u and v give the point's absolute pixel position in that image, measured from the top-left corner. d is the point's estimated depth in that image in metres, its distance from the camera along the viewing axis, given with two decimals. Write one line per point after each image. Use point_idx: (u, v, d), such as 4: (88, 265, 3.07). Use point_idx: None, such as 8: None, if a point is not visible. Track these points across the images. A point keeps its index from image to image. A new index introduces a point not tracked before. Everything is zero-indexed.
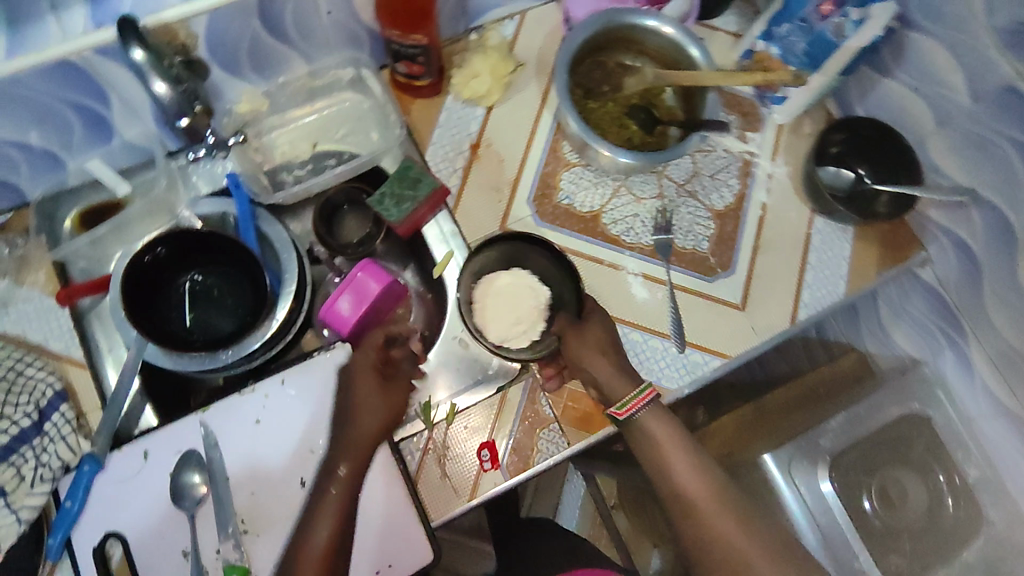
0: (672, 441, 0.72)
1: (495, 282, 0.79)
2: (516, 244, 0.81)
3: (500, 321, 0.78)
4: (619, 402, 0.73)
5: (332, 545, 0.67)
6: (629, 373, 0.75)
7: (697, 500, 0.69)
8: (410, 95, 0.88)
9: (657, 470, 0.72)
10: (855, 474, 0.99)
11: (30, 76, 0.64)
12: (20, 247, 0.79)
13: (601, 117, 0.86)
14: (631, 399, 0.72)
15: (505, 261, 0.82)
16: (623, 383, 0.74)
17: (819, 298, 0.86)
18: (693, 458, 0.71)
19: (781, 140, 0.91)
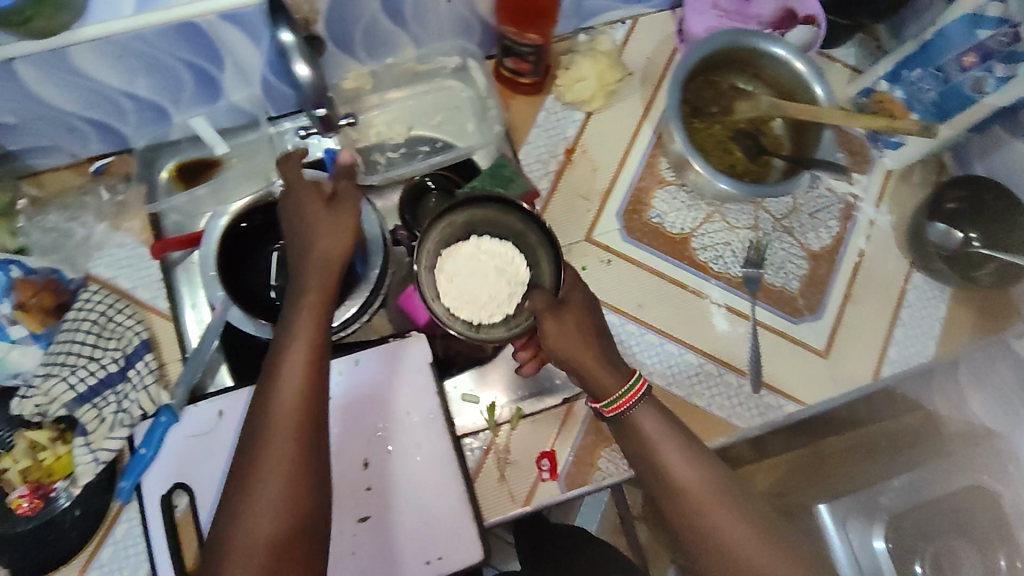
0: (667, 441, 0.63)
1: (457, 255, 0.71)
2: (473, 209, 0.73)
3: (475, 297, 0.70)
4: (607, 399, 0.64)
5: (305, 447, 0.56)
6: (614, 363, 0.66)
7: (703, 509, 0.60)
8: (510, 90, 0.85)
9: (654, 475, 0.63)
10: (910, 538, 0.90)
11: (154, 33, 0.62)
12: (121, 193, 0.79)
13: (705, 139, 0.83)
14: (616, 399, 0.64)
15: (466, 228, 0.73)
16: (611, 376, 0.65)
17: (907, 356, 0.83)
18: (695, 460, 0.62)
19: (888, 186, 0.87)
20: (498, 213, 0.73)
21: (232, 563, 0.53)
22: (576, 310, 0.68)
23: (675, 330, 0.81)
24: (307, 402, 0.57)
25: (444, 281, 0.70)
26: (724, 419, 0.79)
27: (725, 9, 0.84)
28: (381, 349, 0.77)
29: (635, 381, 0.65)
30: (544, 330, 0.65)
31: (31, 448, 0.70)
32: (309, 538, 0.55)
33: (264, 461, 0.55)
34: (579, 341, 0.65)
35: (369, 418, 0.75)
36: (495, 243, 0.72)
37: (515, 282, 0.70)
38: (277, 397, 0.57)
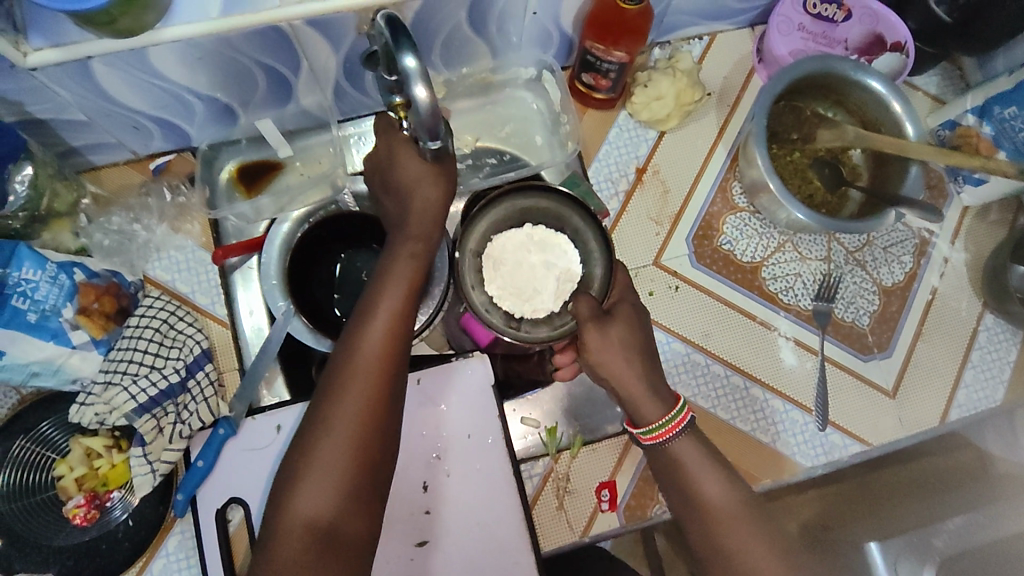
0: (694, 456, 0.61)
1: (509, 241, 0.74)
2: (537, 198, 0.75)
3: (519, 291, 0.73)
4: (645, 427, 0.62)
5: (382, 395, 0.56)
6: (658, 389, 0.62)
7: (724, 528, 0.58)
8: (586, 105, 0.84)
9: (677, 488, 0.61)
10: None
11: (238, 36, 0.60)
12: (183, 194, 0.77)
13: (784, 167, 0.81)
14: (656, 428, 0.61)
15: (521, 216, 0.76)
16: (654, 402, 0.62)
17: (975, 399, 0.81)
18: (723, 476, 0.60)
19: (964, 223, 0.85)
20: (557, 207, 0.75)
21: (299, 498, 0.52)
22: (622, 325, 0.64)
23: (742, 362, 0.80)
24: (389, 352, 0.57)
25: (490, 266, 0.73)
26: (788, 456, 0.78)
27: (811, 31, 0.80)
28: (444, 370, 0.75)
29: (677, 412, 0.62)
30: (585, 343, 0.63)
31: (86, 456, 0.69)
32: (375, 483, 0.55)
33: (341, 403, 0.54)
34: (621, 359, 0.62)
35: (429, 440, 0.73)
36: (550, 235, 0.74)
37: (562, 279, 0.73)
38: (362, 343, 0.56)
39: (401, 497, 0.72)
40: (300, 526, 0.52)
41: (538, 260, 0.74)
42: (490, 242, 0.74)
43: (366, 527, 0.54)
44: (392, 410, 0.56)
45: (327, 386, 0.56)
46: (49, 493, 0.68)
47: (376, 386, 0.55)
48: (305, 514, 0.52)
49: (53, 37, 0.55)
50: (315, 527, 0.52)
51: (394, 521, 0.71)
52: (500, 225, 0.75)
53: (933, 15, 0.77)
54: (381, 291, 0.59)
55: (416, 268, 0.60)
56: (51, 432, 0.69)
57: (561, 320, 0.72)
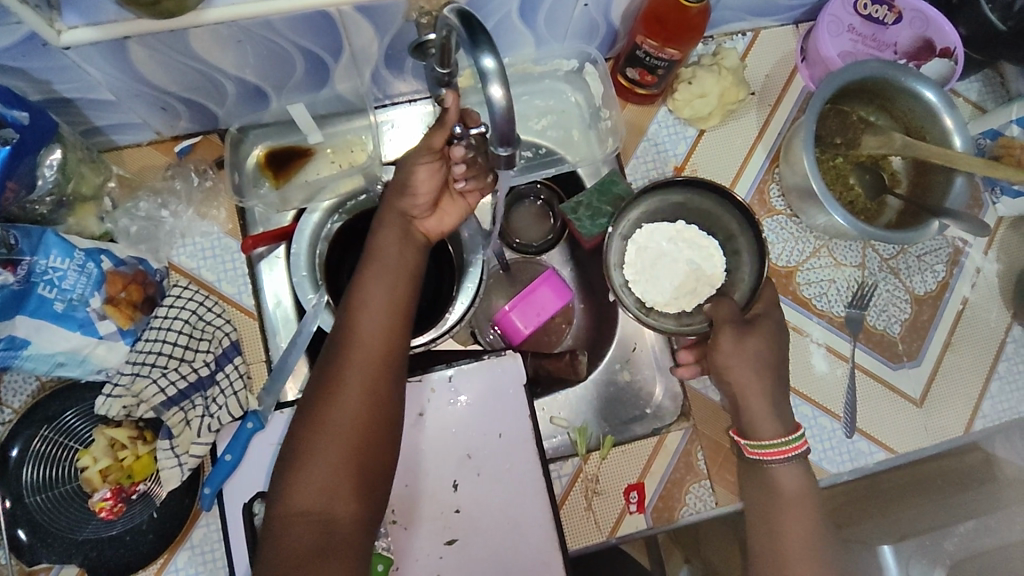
0: (785, 467, 0.67)
1: (657, 232, 0.74)
2: (697, 193, 0.73)
3: (655, 282, 0.73)
4: (757, 440, 0.67)
5: (374, 385, 0.56)
6: (782, 414, 0.67)
7: (786, 537, 0.64)
8: (627, 99, 0.82)
9: (761, 492, 0.67)
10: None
11: (282, 19, 0.57)
12: (210, 179, 0.74)
13: (825, 172, 0.80)
14: (768, 445, 0.66)
15: (673, 211, 0.75)
16: (773, 423, 0.67)
17: (1000, 411, 0.81)
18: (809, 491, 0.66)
19: (998, 234, 0.85)
20: (714, 207, 0.73)
21: (293, 486, 0.53)
22: (760, 342, 0.67)
23: None
24: (381, 344, 0.57)
25: (633, 252, 0.73)
26: (815, 462, 0.78)
27: (861, 32, 0.79)
28: (474, 368, 0.73)
29: (795, 439, 0.66)
30: (718, 344, 0.67)
31: (111, 447, 0.67)
32: (370, 471, 0.54)
33: (334, 395, 0.55)
34: (748, 374, 0.67)
35: (458, 437, 0.71)
36: (701, 235, 0.74)
37: (701, 281, 0.73)
38: (354, 337, 0.57)
39: (430, 495, 0.70)
40: (296, 513, 0.52)
41: (683, 257, 0.73)
42: (638, 229, 0.74)
43: (359, 515, 0.53)
44: (387, 399, 0.56)
45: (322, 378, 0.56)
46: (73, 484, 0.67)
47: (368, 376, 0.56)
48: (297, 504, 0.52)
49: (89, 15, 0.53)
50: (311, 515, 0.52)
51: (424, 518, 0.69)
52: (653, 213, 0.75)
53: (986, 21, 0.76)
54: (374, 285, 0.59)
55: (405, 262, 0.61)
56: (74, 422, 0.67)
57: (695, 322, 0.70)
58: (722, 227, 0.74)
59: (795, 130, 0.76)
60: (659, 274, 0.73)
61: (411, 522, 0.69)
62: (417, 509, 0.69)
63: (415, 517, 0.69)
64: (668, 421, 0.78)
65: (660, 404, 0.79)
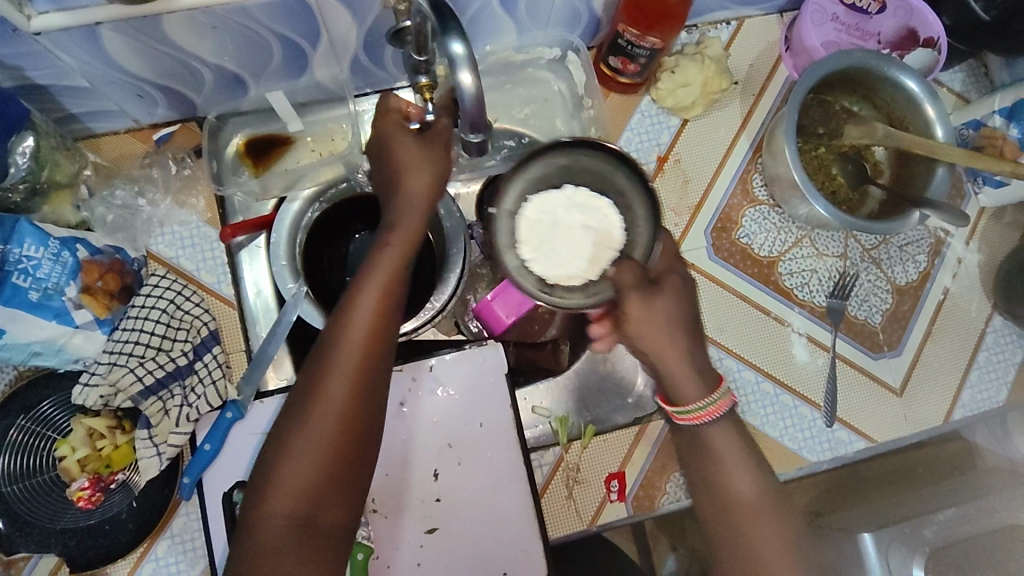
0: (730, 450, 0.55)
1: (545, 204, 0.67)
2: (578, 155, 0.68)
3: (554, 255, 0.67)
4: (681, 406, 0.56)
5: (362, 385, 0.54)
6: (704, 370, 0.57)
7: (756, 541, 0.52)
8: (610, 87, 0.82)
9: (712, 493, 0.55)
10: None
11: (256, 6, 0.56)
12: (188, 167, 0.73)
13: (808, 162, 0.80)
14: (694, 410, 0.55)
15: (561, 176, 0.69)
16: (697, 382, 0.56)
17: (979, 400, 0.82)
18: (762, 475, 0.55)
19: (980, 225, 0.85)
20: (598, 165, 0.67)
21: (276, 489, 0.51)
22: (669, 299, 0.58)
23: (754, 357, 0.80)
24: (374, 343, 0.54)
25: (523, 229, 0.67)
26: (795, 451, 0.78)
27: (845, 22, 0.79)
28: (455, 358, 0.73)
29: (720, 396, 0.56)
30: (627, 311, 0.57)
31: (89, 436, 0.66)
32: (357, 474, 0.53)
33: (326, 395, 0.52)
34: (663, 335, 0.56)
35: (438, 427, 0.71)
36: (592, 197, 0.68)
37: (602, 245, 0.66)
38: (344, 336, 0.54)
39: (411, 484, 0.70)
40: (275, 515, 0.50)
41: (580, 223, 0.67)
42: (526, 202, 0.68)
43: (344, 519, 0.52)
44: (376, 400, 0.54)
45: (312, 375, 0.54)
46: (51, 474, 0.66)
47: (357, 377, 0.53)
48: (282, 508, 0.50)
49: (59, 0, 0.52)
50: (293, 517, 0.50)
51: (404, 508, 0.69)
52: (542, 180, 0.69)
53: (970, 12, 0.76)
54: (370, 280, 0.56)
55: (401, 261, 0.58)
56: (52, 412, 0.67)
57: (598, 288, 0.64)
58: (612, 184, 0.68)
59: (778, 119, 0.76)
60: (555, 246, 0.67)
61: (391, 511, 0.69)
62: (397, 498, 0.69)
63: (395, 506, 0.69)
64: (649, 411, 0.79)
65: (642, 394, 0.79)
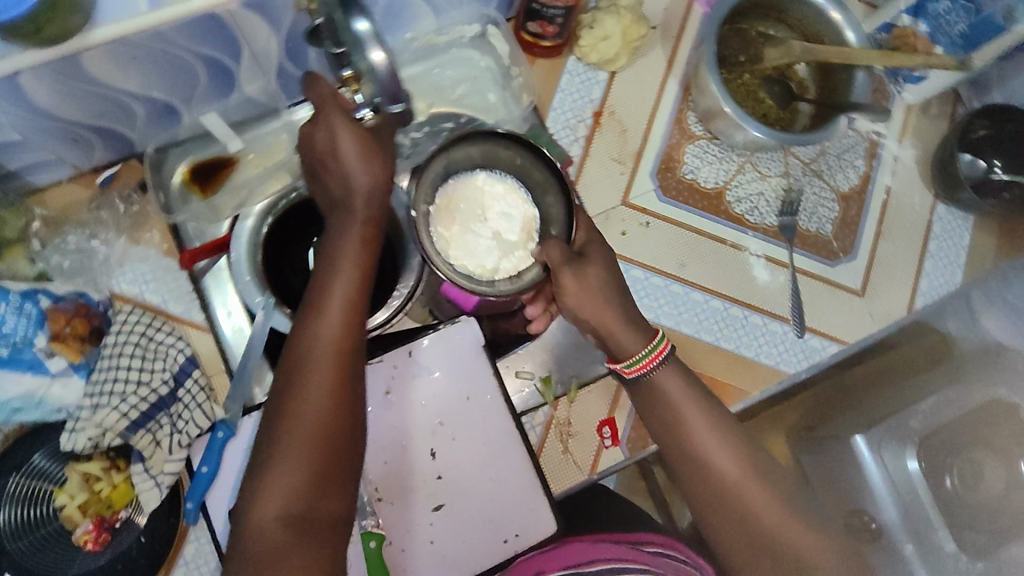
0: (708, 434, 0.57)
1: (458, 201, 0.67)
2: (485, 143, 0.67)
3: (475, 250, 0.66)
4: (628, 360, 0.59)
5: (341, 379, 0.55)
6: (636, 321, 0.61)
7: (767, 526, 0.54)
8: (534, 54, 0.84)
9: (711, 499, 0.56)
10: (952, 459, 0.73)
11: (171, 30, 0.57)
12: (135, 203, 0.75)
13: (736, 90, 0.82)
14: (640, 359, 0.59)
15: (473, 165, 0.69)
16: (634, 333, 0.60)
17: (936, 286, 0.85)
18: (750, 459, 0.57)
19: (909, 121, 0.88)
20: (504, 152, 0.67)
21: (265, 493, 0.52)
22: (598, 267, 0.63)
23: (718, 285, 0.82)
24: (344, 339, 0.55)
25: (447, 226, 0.67)
26: (772, 366, 0.81)
27: None
28: (432, 341, 0.74)
29: (659, 340, 0.60)
30: (561, 287, 0.61)
31: (85, 481, 0.67)
32: (345, 466, 0.54)
33: (303, 395, 0.53)
34: (599, 300, 0.61)
35: (427, 407, 0.73)
36: (501, 187, 0.68)
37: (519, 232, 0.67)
38: (317, 338, 0.55)
39: (411, 468, 0.71)
40: (272, 515, 0.51)
41: (494, 218, 0.68)
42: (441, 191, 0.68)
43: (340, 508, 0.54)
44: (356, 390, 0.55)
45: (287, 375, 0.54)
46: (54, 524, 0.67)
47: (336, 373, 0.54)
48: (277, 507, 0.51)
49: None
50: (290, 513, 0.51)
51: (407, 492, 0.70)
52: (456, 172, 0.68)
53: None
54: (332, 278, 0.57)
55: (365, 255, 0.58)
56: (44, 463, 0.68)
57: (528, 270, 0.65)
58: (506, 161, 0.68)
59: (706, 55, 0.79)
60: (475, 240, 0.66)
61: (396, 497, 0.70)
62: (401, 484, 0.71)
63: (398, 492, 0.70)
64: None
65: None
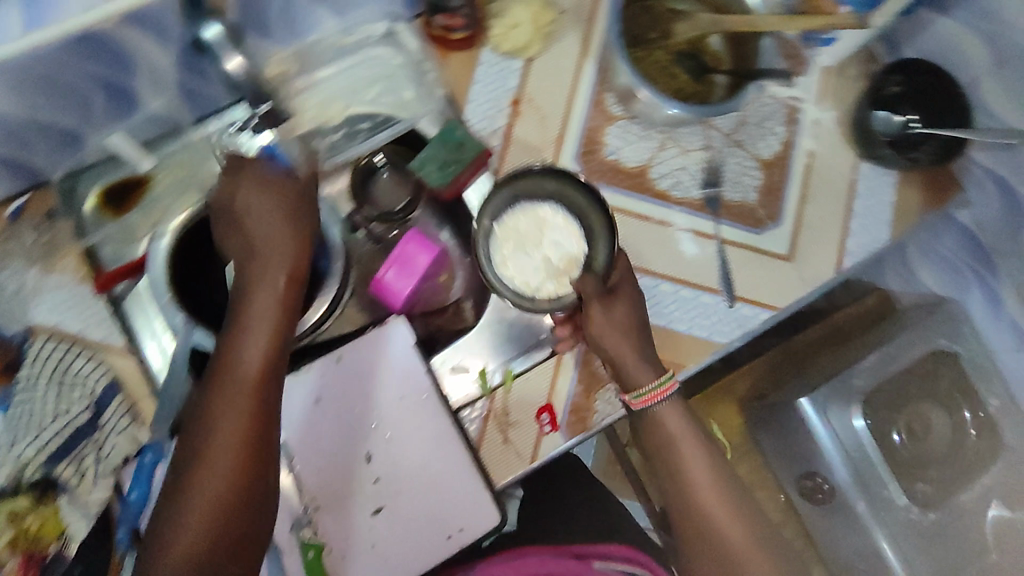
0: (694, 461, 0.72)
1: (513, 225, 0.77)
2: (559, 182, 0.78)
3: (521, 268, 0.76)
4: (636, 391, 0.72)
5: (249, 430, 0.57)
6: (650, 359, 0.74)
7: (723, 539, 0.69)
8: (446, 48, 0.82)
9: (682, 506, 0.71)
10: (875, 405, 1.01)
11: (51, 53, 0.55)
12: (47, 233, 0.73)
13: (650, 67, 0.81)
14: (648, 390, 0.72)
15: (549, 193, 0.78)
16: (646, 369, 0.73)
17: (865, 246, 0.86)
18: (719, 481, 0.71)
19: (828, 83, 0.88)
20: (563, 192, 0.78)
21: (168, 541, 0.55)
22: (625, 303, 0.74)
23: (648, 263, 0.82)
24: (262, 371, 0.59)
25: (506, 241, 0.77)
26: (706, 336, 0.82)
27: None
28: (362, 342, 0.74)
29: (665, 378, 0.73)
30: (590, 316, 0.72)
31: (11, 519, 0.65)
32: (249, 513, 0.57)
33: (207, 445, 0.56)
34: (620, 333, 0.73)
35: (360, 412, 0.73)
36: (558, 220, 0.77)
37: (567, 263, 0.76)
38: (238, 366, 0.59)
39: (347, 474, 0.71)
40: (172, 562, 0.54)
41: (546, 246, 0.77)
42: (505, 213, 0.78)
43: (242, 552, 0.56)
44: (263, 440, 0.58)
45: (194, 427, 0.58)
46: None
47: (242, 424, 0.57)
48: (177, 554, 0.54)
49: None
50: (188, 561, 0.54)
51: (344, 500, 0.71)
52: (523, 198, 0.78)
53: None
54: (243, 333, 0.60)
55: (279, 310, 0.62)
56: None
57: (566, 293, 0.75)
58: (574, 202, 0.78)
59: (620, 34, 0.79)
60: (526, 261, 0.77)
61: (333, 505, 0.70)
62: (337, 492, 0.71)
63: (335, 500, 0.71)
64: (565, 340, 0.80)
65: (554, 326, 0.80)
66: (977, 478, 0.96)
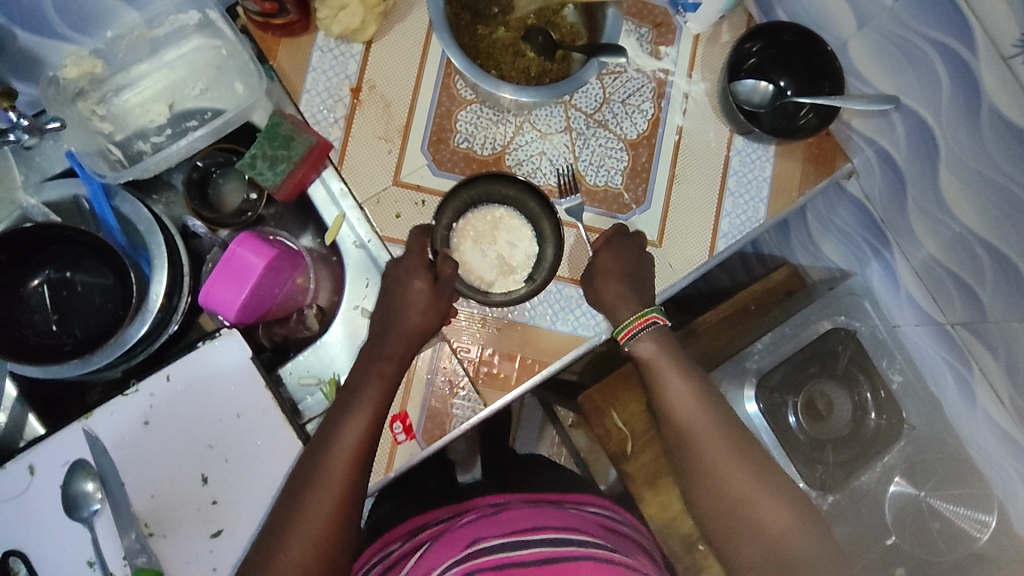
0: (678, 382, 0.71)
1: (473, 222, 0.76)
2: (516, 190, 0.77)
3: (479, 265, 0.76)
4: (619, 326, 0.72)
5: (342, 506, 0.64)
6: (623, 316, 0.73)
7: (727, 486, 0.67)
8: (275, 35, 0.77)
9: (686, 461, 0.69)
10: (779, 393, 0.97)
11: None
12: None
13: (496, 46, 0.76)
14: (627, 324, 0.72)
15: (503, 198, 0.78)
16: (629, 302, 0.72)
17: (739, 226, 0.81)
18: (700, 399, 0.70)
19: (697, 52, 0.82)
20: (515, 196, 0.77)
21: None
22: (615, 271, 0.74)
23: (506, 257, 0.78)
24: (348, 477, 0.64)
25: (462, 238, 0.76)
26: (570, 332, 0.78)
27: None
28: (194, 357, 0.71)
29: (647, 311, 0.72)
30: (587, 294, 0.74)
31: None
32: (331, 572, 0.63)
33: (302, 520, 0.62)
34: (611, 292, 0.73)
35: (194, 434, 0.70)
36: (515, 223, 0.77)
37: (518, 265, 0.76)
38: (333, 451, 0.65)
39: (181, 498, 0.69)
40: None
41: (499, 246, 0.76)
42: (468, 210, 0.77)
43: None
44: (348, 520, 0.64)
45: (291, 503, 0.63)
46: None
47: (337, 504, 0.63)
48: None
49: None
50: None
51: (180, 523, 0.69)
52: (480, 200, 0.77)
53: None
54: (348, 420, 0.66)
55: (383, 398, 0.68)
56: None
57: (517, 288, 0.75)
58: (529, 208, 0.77)
59: (457, 9, 0.73)
60: (481, 260, 0.76)
61: (168, 530, 0.69)
62: (173, 515, 0.69)
63: (170, 524, 0.69)
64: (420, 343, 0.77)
65: None
66: (880, 455, 0.96)
